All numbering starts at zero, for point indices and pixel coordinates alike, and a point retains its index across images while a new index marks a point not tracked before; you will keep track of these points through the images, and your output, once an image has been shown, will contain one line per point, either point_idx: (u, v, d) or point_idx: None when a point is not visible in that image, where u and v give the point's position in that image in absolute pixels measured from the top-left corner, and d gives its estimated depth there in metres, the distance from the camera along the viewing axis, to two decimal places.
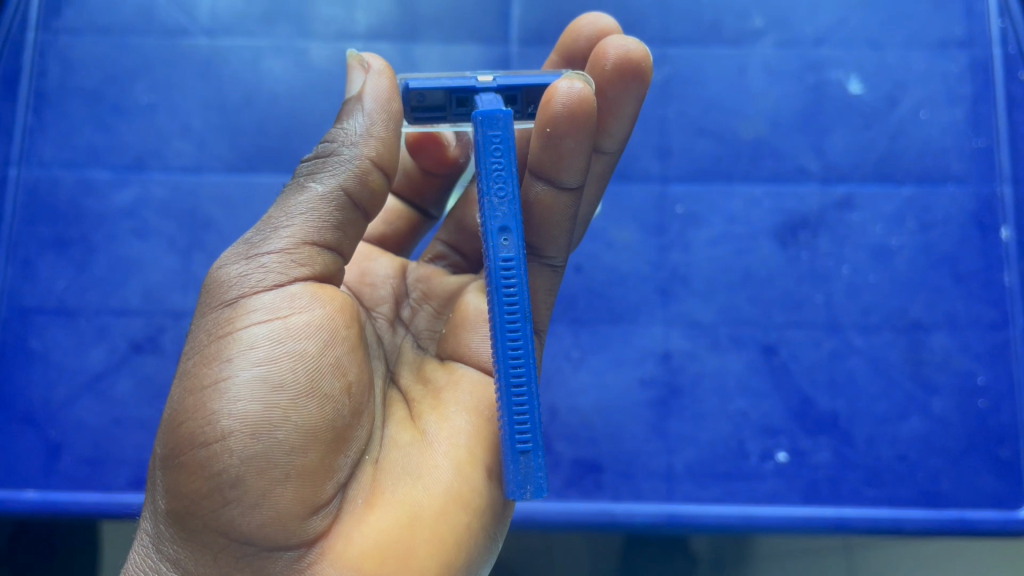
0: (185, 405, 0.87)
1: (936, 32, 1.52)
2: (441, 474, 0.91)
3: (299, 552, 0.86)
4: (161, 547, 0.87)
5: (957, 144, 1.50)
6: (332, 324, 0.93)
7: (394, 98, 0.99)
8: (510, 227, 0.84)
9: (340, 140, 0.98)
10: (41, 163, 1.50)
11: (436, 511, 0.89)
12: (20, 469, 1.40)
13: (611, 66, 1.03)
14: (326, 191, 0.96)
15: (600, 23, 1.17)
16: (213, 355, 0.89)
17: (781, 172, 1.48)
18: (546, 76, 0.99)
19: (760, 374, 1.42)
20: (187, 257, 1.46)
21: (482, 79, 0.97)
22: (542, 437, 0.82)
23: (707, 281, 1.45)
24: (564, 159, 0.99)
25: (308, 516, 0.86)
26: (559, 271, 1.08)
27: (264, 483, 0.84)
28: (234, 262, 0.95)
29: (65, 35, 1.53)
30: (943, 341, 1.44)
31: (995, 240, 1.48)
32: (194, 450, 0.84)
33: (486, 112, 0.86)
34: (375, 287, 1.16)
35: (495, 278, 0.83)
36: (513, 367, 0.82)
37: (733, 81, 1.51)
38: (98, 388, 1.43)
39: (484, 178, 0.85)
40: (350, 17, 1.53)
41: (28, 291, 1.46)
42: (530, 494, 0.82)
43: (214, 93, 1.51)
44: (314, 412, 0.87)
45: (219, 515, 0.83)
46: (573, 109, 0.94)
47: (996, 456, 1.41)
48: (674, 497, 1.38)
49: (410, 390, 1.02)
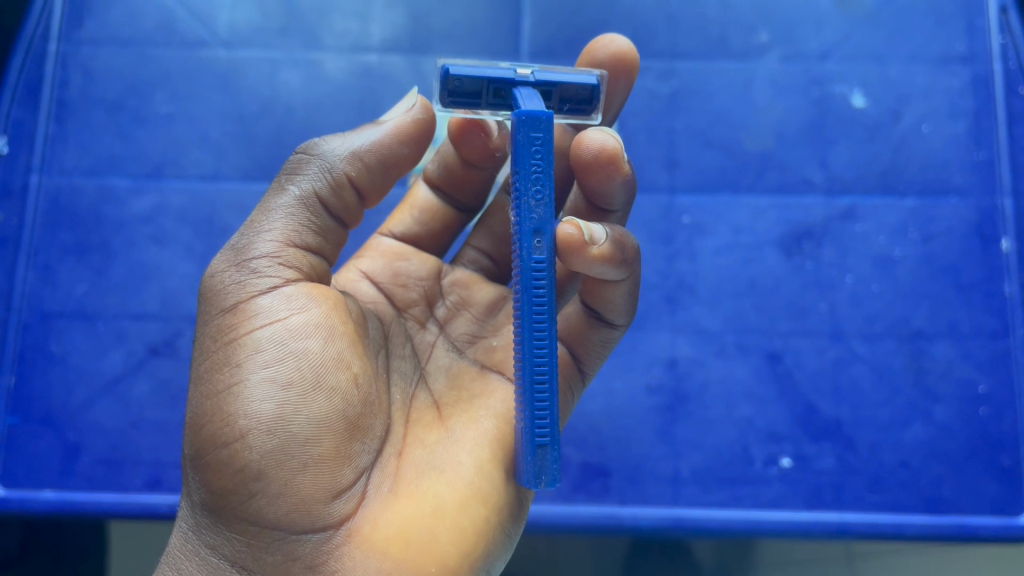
0: (204, 408, 0.91)
1: (937, 48, 1.56)
2: (464, 470, 0.95)
3: (326, 534, 0.89)
4: (201, 534, 0.91)
5: (959, 157, 1.53)
6: (330, 321, 0.97)
7: (402, 145, 1.06)
8: (545, 229, 0.85)
9: (320, 150, 1.03)
10: (63, 171, 1.53)
11: (458, 503, 0.93)
12: (38, 470, 1.43)
13: (604, 65, 1.13)
14: (300, 194, 1.01)
15: (615, 46, 1.12)
16: (223, 361, 0.93)
17: (786, 183, 1.51)
18: (584, 75, 0.96)
19: (765, 381, 1.45)
20: (204, 262, 1.50)
21: (521, 71, 0.94)
22: (560, 432, 0.86)
23: (713, 289, 1.48)
24: (609, 190, 1.02)
25: (330, 500, 0.89)
26: (622, 284, 1.03)
27: (285, 473, 0.88)
28: (225, 269, 0.98)
29: (88, 46, 1.57)
30: (945, 350, 1.47)
31: (996, 250, 1.50)
32: (217, 450, 0.89)
33: (530, 114, 0.86)
34: (407, 288, 1.15)
35: (527, 277, 0.85)
36: (538, 365, 0.85)
37: (739, 94, 1.54)
38: (116, 390, 1.46)
39: (523, 179, 0.85)
40: (365, 30, 1.57)
41: (49, 296, 1.49)
42: (545, 484, 0.86)
43: (232, 103, 1.55)
44: (324, 405, 0.91)
45: (248, 506, 0.88)
46: (572, 257, 0.95)
47: (998, 463, 1.44)
48: (680, 501, 1.41)
49: (440, 395, 1.04)
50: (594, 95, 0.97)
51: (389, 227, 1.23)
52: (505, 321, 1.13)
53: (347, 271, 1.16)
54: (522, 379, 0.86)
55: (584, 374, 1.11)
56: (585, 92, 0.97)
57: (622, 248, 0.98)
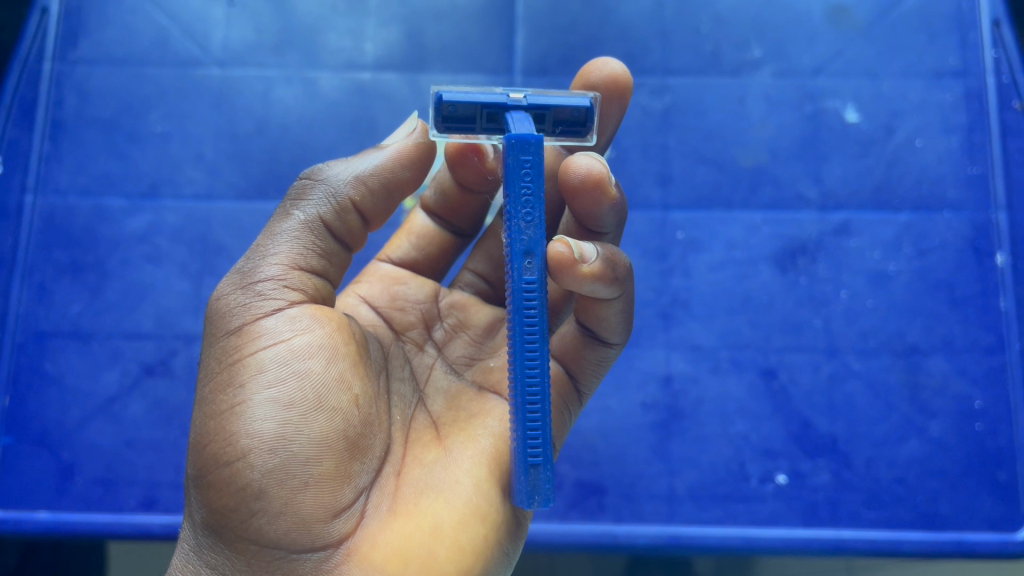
0: (207, 428, 0.92)
1: (930, 63, 1.56)
2: (463, 489, 0.94)
3: (326, 553, 0.89)
4: (201, 555, 0.91)
5: (953, 172, 1.53)
6: (333, 342, 0.97)
7: (403, 169, 1.06)
8: (535, 251, 0.85)
9: (325, 176, 1.04)
10: (57, 191, 1.53)
11: (457, 522, 0.92)
12: (33, 490, 1.43)
13: (596, 88, 1.13)
14: (305, 219, 1.01)
15: (608, 68, 1.12)
16: (227, 381, 0.94)
17: (779, 198, 1.51)
18: (577, 97, 0.95)
19: (760, 398, 1.45)
20: (199, 282, 1.50)
21: (513, 95, 0.94)
22: (552, 451, 0.85)
23: (708, 306, 1.48)
24: (599, 213, 1.02)
25: (331, 519, 0.90)
26: (613, 302, 1.02)
27: (287, 492, 0.89)
28: (231, 291, 0.98)
29: (82, 66, 1.57)
30: (940, 365, 1.47)
31: (991, 265, 1.50)
32: (219, 469, 0.89)
33: (519, 137, 0.86)
34: (405, 311, 1.15)
35: (517, 299, 0.85)
36: (529, 385, 0.84)
37: (732, 111, 1.54)
38: (110, 411, 1.46)
39: (513, 202, 0.85)
40: (360, 48, 1.57)
41: (43, 315, 1.49)
42: (538, 505, 0.85)
43: (226, 121, 1.55)
44: (326, 425, 0.92)
45: (248, 525, 0.88)
46: (563, 276, 0.95)
47: (994, 478, 1.44)
48: (676, 518, 1.40)
49: (439, 415, 1.04)
50: (588, 118, 0.96)
51: (388, 253, 1.23)
52: (502, 342, 1.12)
53: (347, 297, 1.16)
54: (513, 399, 0.85)
55: (581, 393, 1.11)
56: (578, 114, 0.96)
57: (612, 266, 0.97)
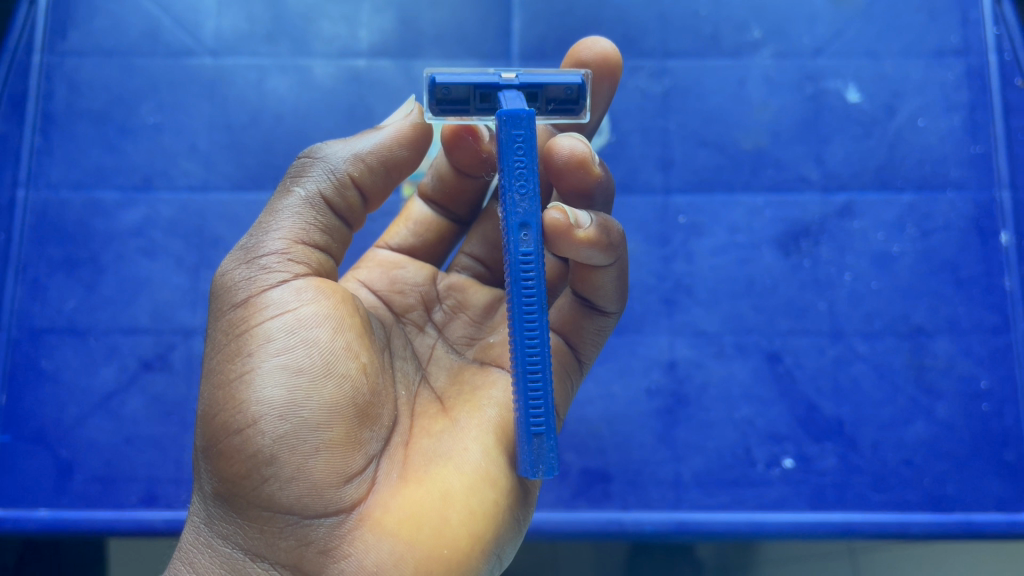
0: (216, 398, 0.90)
1: (931, 41, 1.54)
2: (471, 456, 0.93)
3: (339, 518, 0.88)
4: (214, 525, 0.90)
5: (956, 151, 1.52)
6: (339, 312, 0.96)
7: (401, 148, 1.03)
8: (531, 222, 0.83)
9: (324, 153, 1.02)
10: (49, 185, 1.51)
11: (467, 487, 0.91)
12: (32, 489, 1.41)
13: (586, 68, 1.11)
14: (307, 195, 1.00)
15: (598, 47, 1.11)
16: (234, 351, 0.92)
17: (781, 180, 1.50)
18: (569, 74, 0.93)
19: (765, 382, 1.44)
20: (195, 274, 1.48)
21: (505, 75, 0.91)
22: (555, 420, 0.83)
23: (711, 291, 1.46)
24: (590, 191, 1.00)
25: (341, 484, 0.88)
26: (608, 269, 1.01)
27: (298, 458, 0.87)
28: (236, 267, 0.97)
29: (72, 57, 1.54)
30: (945, 346, 1.46)
31: (995, 244, 1.49)
32: (229, 437, 0.88)
33: (510, 111, 0.84)
34: (404, 294, 1.13)
35: (515, 270, 0.83)
36: (529, 355, 0.82)
37: (732, 93, 1.53)
38: (109, 406, 1.44)
39: (507, 175, 0.83)
40: (354, 35, 1.55)
41: (38, 312, 1.47)
42: (542, 473, 0.84)
43: (219, 111, 1.53)
44: (335, 391, 0.90)
45: (260, 492, 0.87)
46: (558, 242, 0.93)
47: (1001, 458, 1.43)
48: (682, 505, 1.39)
49: (443, 390, 1.02)
50: (581, 96, 0.94)
51: (386, 240, 1.21)
52: (501, 321, 1.10)
53: (345, 282, 1.14)
54: (515, 371, 0.83)
55: (582, 364, 1.09)
56: (570, 92, 0.94)
57: (606, 232, 0.96)
